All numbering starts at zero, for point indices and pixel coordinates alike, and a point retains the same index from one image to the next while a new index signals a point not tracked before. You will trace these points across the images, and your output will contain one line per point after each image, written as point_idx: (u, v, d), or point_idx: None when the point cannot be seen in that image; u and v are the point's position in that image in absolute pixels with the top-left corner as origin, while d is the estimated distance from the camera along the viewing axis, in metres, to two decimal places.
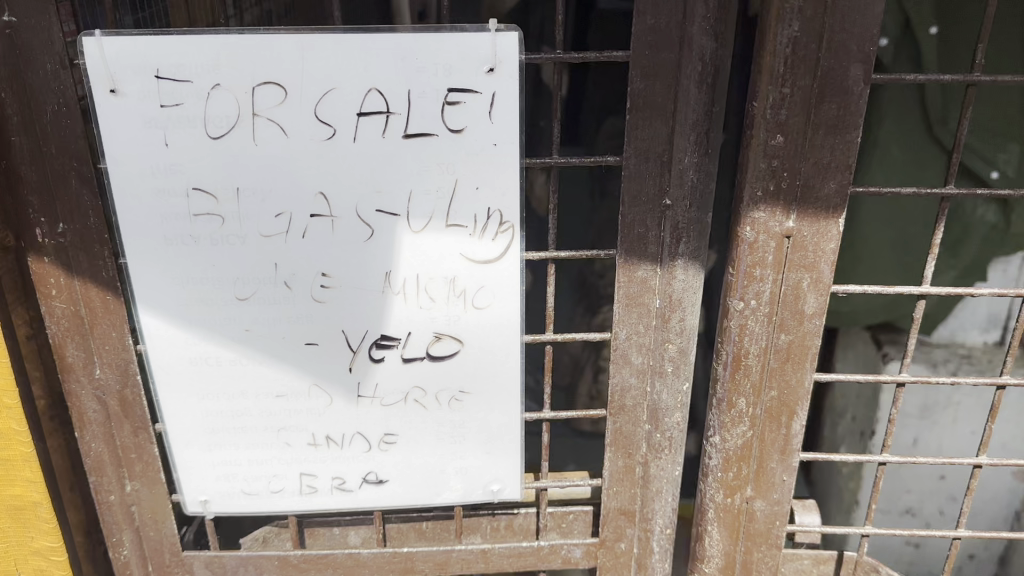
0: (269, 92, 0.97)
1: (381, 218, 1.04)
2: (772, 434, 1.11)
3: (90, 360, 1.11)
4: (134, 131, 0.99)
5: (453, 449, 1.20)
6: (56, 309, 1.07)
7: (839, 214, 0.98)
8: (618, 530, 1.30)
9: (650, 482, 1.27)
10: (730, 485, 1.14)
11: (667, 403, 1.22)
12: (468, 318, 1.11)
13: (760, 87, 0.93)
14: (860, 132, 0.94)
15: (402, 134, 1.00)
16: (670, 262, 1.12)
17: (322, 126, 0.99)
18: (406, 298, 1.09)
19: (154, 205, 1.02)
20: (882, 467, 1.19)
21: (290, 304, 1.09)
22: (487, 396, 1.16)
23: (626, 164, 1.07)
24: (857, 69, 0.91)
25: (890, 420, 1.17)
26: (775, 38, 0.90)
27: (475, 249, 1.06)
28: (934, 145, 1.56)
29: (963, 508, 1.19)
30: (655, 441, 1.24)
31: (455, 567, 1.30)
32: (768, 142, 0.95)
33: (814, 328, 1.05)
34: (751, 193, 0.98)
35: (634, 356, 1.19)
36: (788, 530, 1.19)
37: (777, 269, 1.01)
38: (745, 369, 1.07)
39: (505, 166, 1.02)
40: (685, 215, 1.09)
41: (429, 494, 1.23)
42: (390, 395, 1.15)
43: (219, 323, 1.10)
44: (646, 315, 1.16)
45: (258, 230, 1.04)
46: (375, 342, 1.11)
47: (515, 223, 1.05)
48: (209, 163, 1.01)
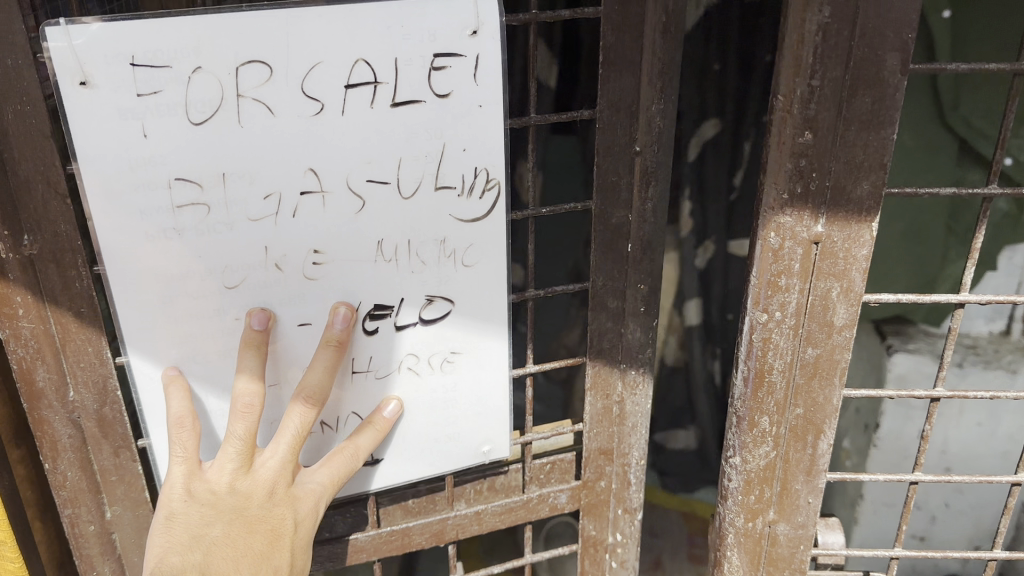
0: (253, 69, 0.87)
1: (373, 189, 0.96)
2: (797, 454, 1.04)
3: (64, 382, 1.00)
4: (108, 126, 0.86)
5: (447, 415, 1.15)
6: (23, 332, 0.96)
7: (873, 218, 0.91)
8: (598, 469, 1.29)
9: (625, 419, 1.25)
10: (752, 508, 1.08)
11: (639, 340, 1.20)
12: (458, 277, 1.05)
13: (784, 80, 0.86)
14: (896, 128, 0.87)
15: (391, 104, 0.93)
16: (642, 208, 1.11)
17: (310, 102, 0.90)
18: (397, 265, 1.01)
19: (133, 201, 0.89)
20: (914, 485, 1.11)
21: (281, 287, 0.98)
22: (479, 353, 1.12)
23: (600, 117, 1.04)
24: (893, 59, 0.83)
25: (922, 437, 1.09)
26: (803, 25, 0.82)
27: (463, 209, 1.01)
28: (947, 133, 1.62)
29: (999, 528, 1.15)
30: (630, 379, 1.22)
31: (451, 535, 1.25)
32: (796, 139, 0.87)
33: (843, 341, 0.98)
34: (774, 196, 0.91)
35: (609, 301, 1.15)
36: (813, 554, 1.12)
37: (804, 278, 0.94)
38: (769, 386, 1.00)
39: (492, 126, 0.98)
40: (654, 159, 1.08)
41: (421, 468, 1.17)
42: (384, 366, 1.07)
43: (206, 316, 0.97)
44: (621, 258, 1.13)
45: (246, 216, 0.93)
46: (369, 313, 1.03)
47: (502, 178, 1.01)
48: (193, 152, 0.89)
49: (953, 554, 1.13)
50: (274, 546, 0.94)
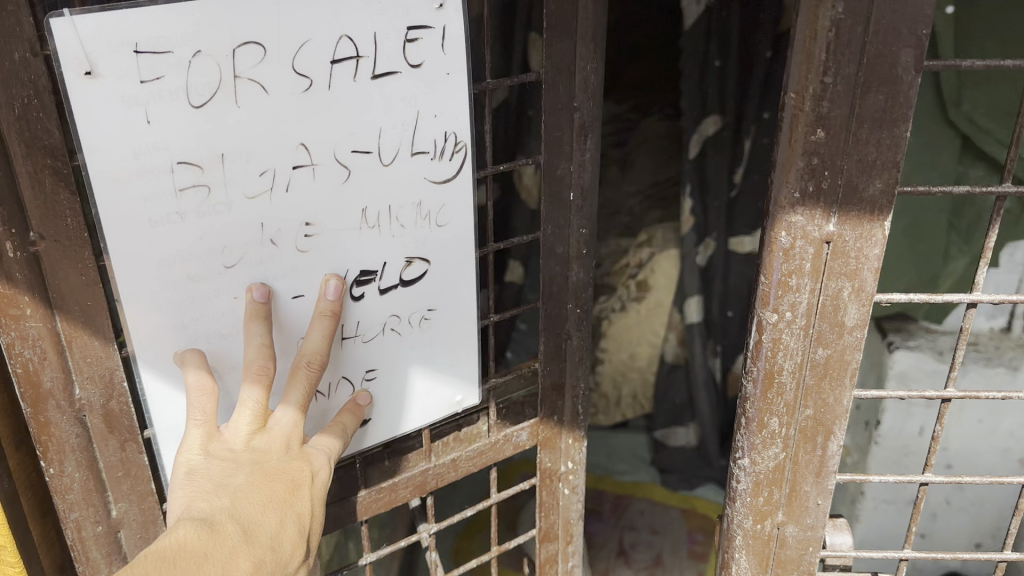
0: (249, 50, 0.85)
1: (359, 159, 0.95)
2: (807, 456, 1.05)
3: (70, 380, 0.94)
4: (112, 116, 0.81)
5: (424, 367, 1.14)
6: (30, 333, 0.89)
7: (885, 217, 0.90)
8: (553, 405, 1.30)
9: (571, 356, 1.27)
10: (761, 510, 1.08)
11: (583, 281, 1.22)
12: (433, 238, 1.06)
13: (799, 75, 0.85)
14: (909, 126, 0.85)
15: (372, 77, 0.93)
16: (582, 157, 1.13)
17: (299, 80, 0.88)
18: (379, 231, 1.00)
19: (137, 187, 0.84)
20: (924, 487, 1.10)
21: (276, 263, 0.95)
22: (452, 307, 1.12)
23: (544, 77, 1.06)
24: (908, 55, 0.82)
25: (931, 438, 1.09)
26: (817, 19, 0.81)
27: (435, 170, 1.02)
28: (948, 129, 1.72)
29: (1010, 529, 1.15)
30: (580, 318, 1.25)
31: (432, 484, 1.24)
32: (808, 137, 0.86)
33: (854, 341, 0.97)
34: (787, 194, 0.90)
35: (559, 248, 1.18)
36: (822, 555, 1.12)
37: (815, 278, 0.94)
38: (779, 387, 1.00)
39: (458, 93, 1.00)
40: (591, 116, 1.11)
41: (400, 422, 1.15)
42: (371, 330, 1.06)
43: (207, 298, 0.93)
44: (568, 208, 1.16)
45: (243, 194, 0.90)
46: (355, 279, 1.01)
47: (468, 140, 1.03)
48: (195, 136, 0.85)
49: (963, 556, 1.13)
50: (294, 496, 0.93)
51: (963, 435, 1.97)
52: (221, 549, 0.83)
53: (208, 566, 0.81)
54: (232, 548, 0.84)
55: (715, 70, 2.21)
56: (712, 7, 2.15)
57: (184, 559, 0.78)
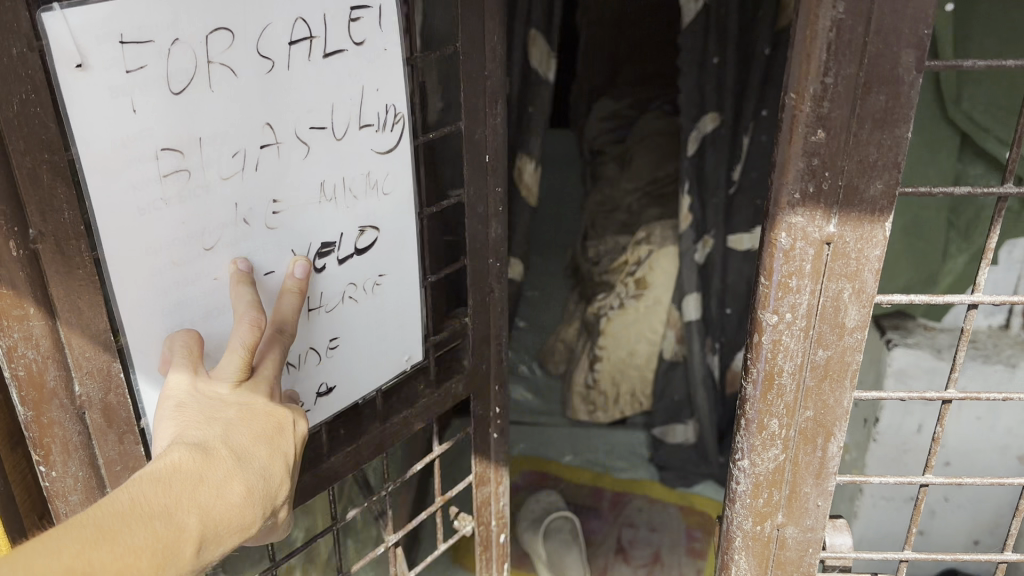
0: (220, 35, 0.87)
1: (316, 136, 0.99)
2: (807, 457, 1.04)
3: (70, 377, 0.90)
4: (101, 109, 0.80)
5: (379, 333, 1.18)
6: (33, 332, 0.85)
7: (886, 217, 0.89)
8: (480, 353, 1.41)
9: (491, 306, 1.39)
10: (761, 512, 1.08)
11: (496, 235, 1.35)
12: (382, 207, 1.10)
13: (802, 78, 0.84)
14: (910, 126, 0.84)
15: (323, 55, 0.97)
16: (492, 121, 1.24)
17: (262, 61, 0.91)
18: (336, 203, 1.04)
19: (126, 177, 0.83)
20: (924, 489, 1.10)
21: (249, 242, 0.96)
22: (399, 273, 1.17)
23: (460, 48, 1.15)
24: (908, 56, 0.81)
25: (932, 439, 1.08)
26: (817, 21, 0.81)
27: (380, 142, 1.07)
28: (949, 128, 1.72)
29: (1010, 530, 1.15)
30: (496, 270, 1.36)
31: (388, 441, 1.31)
32: (808, 138, 0.86)
33: (854, 343, 0.97)
34: (789, 195, 0.89)
35: (478, 207, 1.29)
36: (821, 556, 1.11)
37: (816, 279, 0.93)
38: (778, 389, 1.00)
39: (394, 67, 1.06)
40: (496, 84, 1.23)
41: (360, 387, 1.20)
42: (332, 298, 1.09)
43: (189, 281, 0.92)
44: (483, 170, 1.27)
45: (219, 175, 0.91)
46: (318, 251, 1.04)
47: (405, 112, 1.09)
48: (175, 122, 0.85)
49: (963, 558, 1.12)
50: (284, 435, 0.88)
51: (961, 432, 1.97)
52: (215, 473, 0.79)
53: (202, 489, 0.77)
54: (226, 471, 0.80)
55: (713, 67, 2.21)
56: (710, 5, 2.15)
57: (176, 482, 0.75)
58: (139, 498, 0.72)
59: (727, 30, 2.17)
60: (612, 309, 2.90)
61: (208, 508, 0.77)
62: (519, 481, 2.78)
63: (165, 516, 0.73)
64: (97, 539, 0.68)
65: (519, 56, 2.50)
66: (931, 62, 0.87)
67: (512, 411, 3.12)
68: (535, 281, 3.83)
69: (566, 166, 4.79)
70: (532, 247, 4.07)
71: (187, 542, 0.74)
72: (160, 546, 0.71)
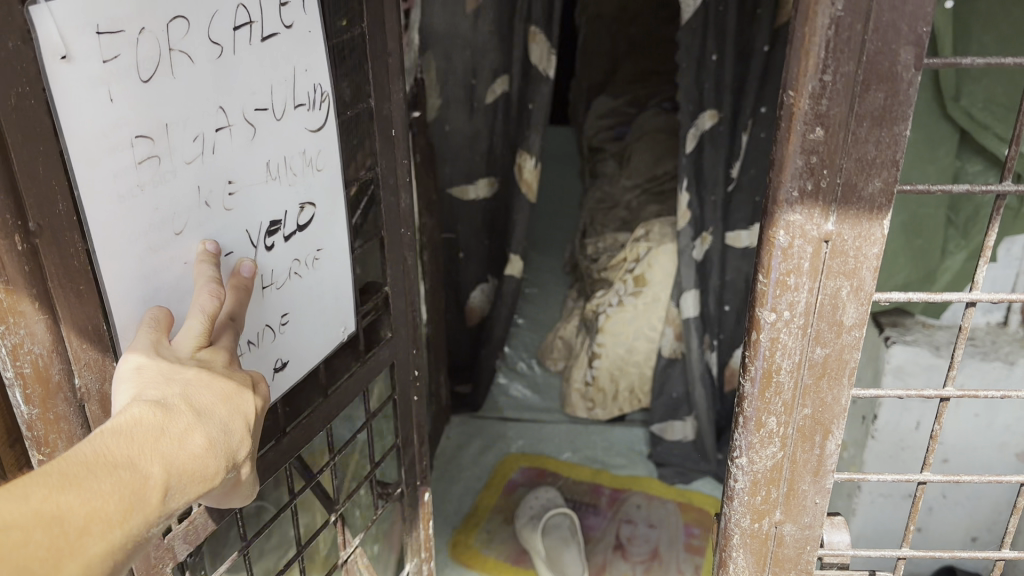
0: (177, 22, 0.88)
1: (260, 117, 1.02)
2: (805, 454, 1.04)
3: (71, 370, 0.87)
4: (82, 101, 0.78)
5: (323, 304, 1.23)
6: (36, 328, 0.82)
7: (885, 215, 0.89)
8: (403, 320, 1.50)
9: (406, 273, 1.48)
10: (759, 509, 1.08)
11: (407, 207, 1.43)
12: (315, 181, 1.16)
13: (799, 74, 0.84)
14: (909, 124, 0.84)
15: (262, 39, 1.00)
16: (395, 95, 1.34)
17: (214, 47, 0.93)
18: (280, 181, 1.08)
19: (107, 167, 0.82)
20: (922, 486, 1.10)
21: (211, 224, 0.98)
22: (332, 247, 1.23)
23: (367, 30, 1.25)
24: (907, 53, 0.81)
25: (930, 437, 1.08)
26: (815, 17, 0.81)
27: (312, 120, 1.12)
28: (947, 124, 1.72)
29: (1008, 528, 1.15)
30: (408, 240, 1.45)
31: (335, 410, 1.33)
32: (807, 135, 0.86)
33: (852, 341, 0.96)
34: (788, 191, 0.89)
35: (393, 179, 1.37)
36: (818, 554, 1.12)
37: (813, 277, 0.94)
38: (776, 387, 1.00)
39: (317, 47, 1.11)
40: (397, 61, 1.33)
41: (311, 358, 1.23)
42: (281, 274, 1.13)
43: (165, 267, 0.92)
44: (394, 143, 1.36)
45: (184, 160, 0.92)
46: (267, 230, 1.08)
47: (329, 89, 1.15)
48: (147, 110, 0.85)
49: (961, 555, 1.12)
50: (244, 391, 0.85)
51: (961, 428, 1.98)
52: (177, 425, 0.74)
53: (162, 440, 0.73)
54: (188, 424, 0.76)
55: (711, 64, 2.22)
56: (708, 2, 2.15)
57: (137, 434, 0.71)
58: (102, 448, 0.68)
59: (725, 27, 2.17)
60: (609, 307, 2.90)
61: (172, 457, 0.72)
62: (517, 478, 2.78)
63: (130, 464, 0.69)
64: (63, 484, 0.64)
65: (519, 53, 2.50)
66: (930, 59, 0.87)
67: (511, 407, 3.13)
68: (535, 278, 3.84)
69: (565, 164, 4.80)
70: (531, 244, 4.08)
71: (154, 489, 0.69)
72: (127, 492, 0.67)
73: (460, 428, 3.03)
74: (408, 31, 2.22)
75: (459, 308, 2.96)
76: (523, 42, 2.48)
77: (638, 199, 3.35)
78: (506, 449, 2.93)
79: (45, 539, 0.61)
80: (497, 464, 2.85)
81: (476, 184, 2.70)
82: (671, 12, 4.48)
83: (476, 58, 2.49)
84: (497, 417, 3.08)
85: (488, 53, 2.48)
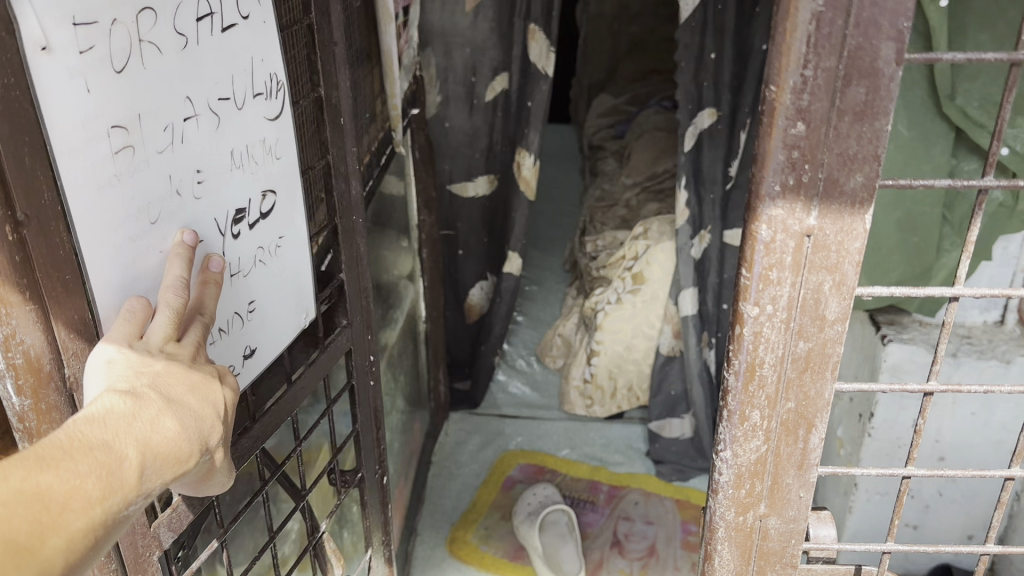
0: (146, 14, 0.89)
1: (222, 107, 1.05)
2: (789, 448, 1.05)
3: (61, 360, 0.86)
4: (61, 94, 0.78)
5: (285, 291, 1.25)
6: (30, 317, 0.81)
7: (866, 209, 0.90)
8: (360, 311, 1.51)
9: (361, 261, 1.48)
10: (743, 502, 1.09)
11: (358, 196, 1.44)
12: (274, 169, 1.19)
13: (780, 68, 0.84)
14: (891, 119, 0.85)
15: (221, 30, 1.03)
16: (343, 85, 1.35)
17: (178, 38, 0.95)
18: (244, 170, 1.11)
19: (86, 157, 0.82)
20: (907, 480, 1.11)
21: (182, 213, 0.99)
22: (291, 235, 1.25)
23: (314, 20, 1.26)
24: (888, 49, 0.82)
25: (914, 431, 1.08)
26: (796, 14, 0.81)
27: (270, 108, 1.15)
28: (942, 122, 1.72)
29: (994, 521, 1.16)
30: (360, 228, 1.46)
31: (301, 396, 1.33)
32: (788, 130, 0.86)
33: (835, 335, 0.97)
34: (769, 187, 0.90)
35: (345, 169, 1.38)
36: (803, 548, 1.13)
37: (796, 272, 0.94)
38: (760, 380, 1.01)
39: (271, 37, 1.14)
40: (342, 51, 1.33)
41: (277, 345, 1.24)
42: (246, 262, 1.14)
43: (142, 255, 0.93)
44: (343, 133, 1.37)
45: (156, 150, 0.93)
46: (233, 218, 1.10)
47: (283, 78, 1.18)
48: (121, 101, 0.86)
49: (947, 549, 1.13)
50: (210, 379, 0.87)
51: (957, 427, 1.98)
52: (149, 411, 0.76)
53: (136, 424, 0.74)
54: (160, 409, 0.77)
55: (710, 62, 2.22)
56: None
57: (109, 419, 0.72)
58: (76, 433, 0.69)
59: (724, 24, 2.17)
60: (608, 304, 2.89)
61: (146, 439, 0.74)
62: (516, 474, 2.79)
63: (105, 445, 0.70)
64: (42, 465, 0.64)
65: (518, 51, 2.51)
66: (911, 55, 0.86)
67: (509, 404, 3.14)
68: (534, 275, 3.84)
69: (566, 162, 4.81)
70: (531, 242, 4.09)
71: (130, 468, 0.71)
72: (105, 470, 0.68)
73: (458, 425, 3.04)
74: (408, 28, 2.22)
75: (458, 305, 2.97)
76: (523, 40, 2.48)
77: (638, 197, 3.36)
78: (504, 445, 2.93)
79: (29, 516, 0.62)
80: (495, 460, 2.86)
81: (475, 180, 2.71)
82: (673, 9, 4.48)
83: (476, 56, 2.49)
84: (495, 414, 3.09)
85: (486, 51, 2.48)
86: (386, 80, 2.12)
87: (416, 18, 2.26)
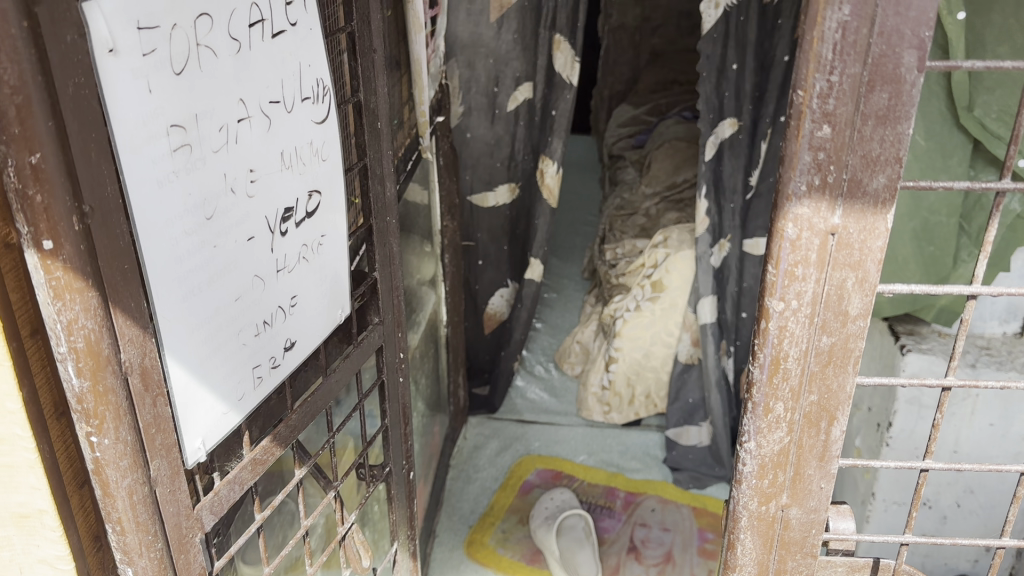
0: (202, 19, 0.94)
1: (273, 109, 1.10)
2: (811, 440, 1.09)
3: (117, 345, 0.90)
4: (127, 93, 0.83)
5: (325, 287, 1.31)
6: (92, 303, 0.85)
7: (888, 210, 0.94)
8: (390, 309, 1.55)
9: (393, 261, 1.53)
10: (765, 492, 1.13)
11: (390, 198, 1.49)
12: (319, 170, 1.24)
13: (805, 74, 0.88)
14: (912, 123, 0.89)
15: (271, 36, 1.08)
16: (379, 91, 1.40)
17: (233, 42, 1.00)
18: (291, 171, 1.16)
19: (148, 154, 0.87)
20: (925, 474, 1.13)
21: (236, 210, 1.04)
22: (331, 233, 1.30)
23: (354, 28, 1.31)
24: (910, 56, 0.86)
25: (931, 426, 1.11)
26: (822, 23, 0.85)
27: (316, 112, 1.21)
28: (959, 133, 1.75)
29: (1009, 517, 1.18)
30: (392, 228, 1.51)
31: (334, 387, 1.37)
32: (814, 133, 0.90)
33: (857, 330, 1.01)
34: (795, 186, 0.94)
35: (380, 172, 1.43)
36: (823, 539, 1.16)
37: (820, 268, 0.98)
38: (784, 373, 1.04)
39: (317, 43, 1.19)
40: (380, 58, 1.39)
41: (315, 338, 1.29)
42: (292, 259, 1.20)
43: (197, 248, 0.98)
44: (379, 136, 1.42)
45: (212, 149, 0.98)
46: (281, 216, 1.15)
47: (329, 82, 1.23)
48: (179, 101, 0.91)
49: (962, 543, 1.15)
50: None
51: (974, 436, 2.00)
52: None
53: None
54: None
55: (732, 73, 2.25)
56: (731, 12, 2.17)
57: None
58: None
59: (746, 37, 2.21)
60: (627, 312, 2.92)
61: None
62: (534, 478, 2.82)
63: None
64: None
65: (543, 62, 2.54)
66: (931, 62, 0.90)
67: (528, 410, 3.17)
68: (554, 283, 3.88)
69: (586, 173, 4.85)
70: (552, 251, 4.13)
71: None
72: None
73: (477, 429, 3.08)
74: (435, 37, 2.26)
75: (479, 311, 3.01)
76: (548, 50, 2.53)
77: (657, 207, 3.40)
78: (523, 450, 2.97)
79: None
80: (513, 464, 2.90)
81: (497, 189, 2.76)
82: (695, 21, 4.51)
83: (500, 67, 2.53)
84: (515, 419, 3.12)
85: (510, 61, 2.52)
86: (415, 87, 2.17)
87: (444, 26, 2.31)
